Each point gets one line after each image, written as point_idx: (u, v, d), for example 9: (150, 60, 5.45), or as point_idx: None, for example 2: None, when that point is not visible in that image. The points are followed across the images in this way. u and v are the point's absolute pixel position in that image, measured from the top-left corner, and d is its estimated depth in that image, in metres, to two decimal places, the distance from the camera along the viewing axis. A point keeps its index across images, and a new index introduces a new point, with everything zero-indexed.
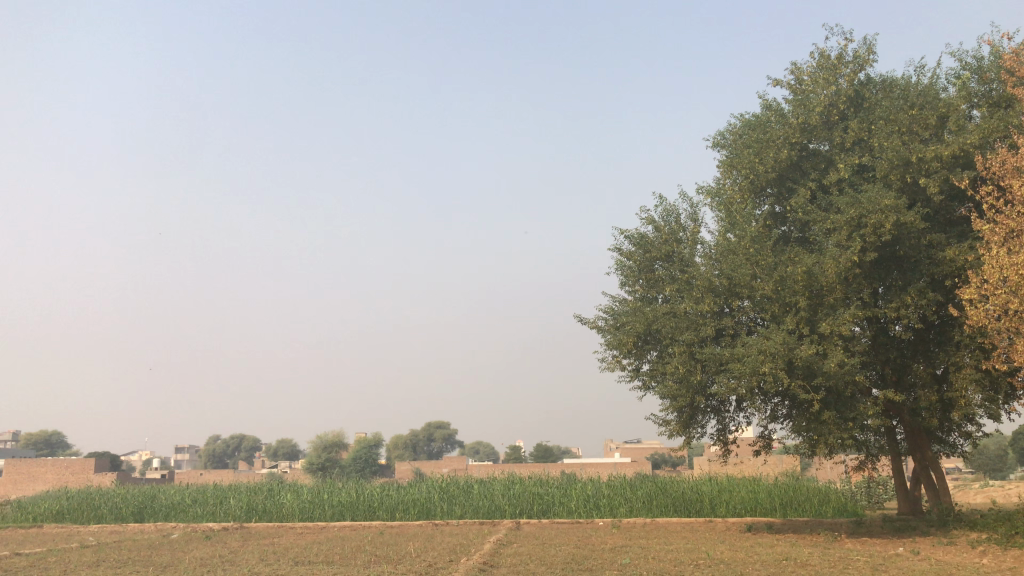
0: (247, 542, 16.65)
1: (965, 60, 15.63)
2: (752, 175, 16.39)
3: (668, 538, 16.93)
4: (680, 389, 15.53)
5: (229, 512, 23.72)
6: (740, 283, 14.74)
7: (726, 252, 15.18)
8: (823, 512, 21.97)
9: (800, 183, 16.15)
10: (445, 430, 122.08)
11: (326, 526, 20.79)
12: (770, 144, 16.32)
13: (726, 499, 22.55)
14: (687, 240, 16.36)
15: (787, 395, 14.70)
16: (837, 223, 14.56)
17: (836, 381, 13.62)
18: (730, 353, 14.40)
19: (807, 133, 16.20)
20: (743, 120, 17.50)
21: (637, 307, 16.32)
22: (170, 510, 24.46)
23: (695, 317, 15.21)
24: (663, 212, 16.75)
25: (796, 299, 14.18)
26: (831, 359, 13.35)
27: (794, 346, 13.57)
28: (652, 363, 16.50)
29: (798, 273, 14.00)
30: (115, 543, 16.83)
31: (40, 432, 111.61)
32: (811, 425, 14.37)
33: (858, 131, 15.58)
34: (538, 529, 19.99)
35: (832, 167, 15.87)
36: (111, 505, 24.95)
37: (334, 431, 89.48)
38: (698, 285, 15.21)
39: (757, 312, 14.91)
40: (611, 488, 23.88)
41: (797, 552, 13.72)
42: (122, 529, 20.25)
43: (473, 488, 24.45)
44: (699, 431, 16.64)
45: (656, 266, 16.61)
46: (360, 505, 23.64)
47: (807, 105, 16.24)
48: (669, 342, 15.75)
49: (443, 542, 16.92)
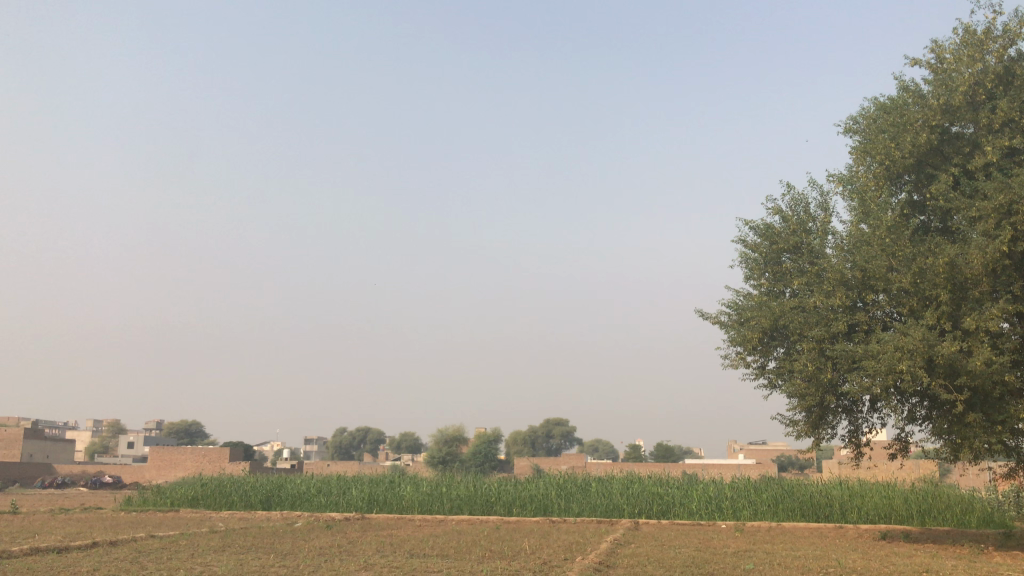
0: (366, 533, 16.93)
1: None
2: (888, 161, 15.39)
3: (795, 544, 16.13)
4: (809, 387, 14.75)
5: (351, 503, 24.28)
6: (875, 276, 13.85)
7: (859, 243, 14.30)
8: (966, 522, 20.53)
9: (942, 169, 15.05)
10: (564, 427, 122.00)
11: (443, 519, 20.96)
12: (909, 128, 15.29)
13: (858, 505, 21.42)
14: (816, 231, 15.54)
15: (927, 395, 13.70)
16: (984, 211, 13.47)
17: (982, 381, 12.57)
18: (864, 350, 13.54)
19: (951, 115, 15.07)
20: (878, 104, 16.49)
21: (763, 301, 15.63)
22: (296, 499, 25.25)
23: (826, 311, 14.40)
24: (791, 202, 15.96)
25: (937, 292, 13.20)
26: (977, 356, 12.34)
27: (935, 342, 12.61)
28: (779, 360, 15.76)
29: (940, 264, 13.02)
30: (243, 529, 17.43)
31: (182, 422, 118.28)
32: (954, 427, 13.33)
33: (1008, 111, 14.38)
34: (657, 529, 19.49)
35: (978, 151, 14.71)
36: (242, 492, 25.96)
37: (456, 427, 90.82)
38: (828, 278, 14.40)
39: (893, 306, 13.98)
40: (734, 490, 23.08)
41: (938, 564, 12.75)
42: (251, 516, 21.02)
43: (591, 486, 24.14)
44: (830, 433, 15.77)
45: (784, 258, 15.85)
46: (477, 500, 23.73)
47: (949, 85, 15.12)
48: (797, 338, 14.99)
49: (560, 540, 16.70)
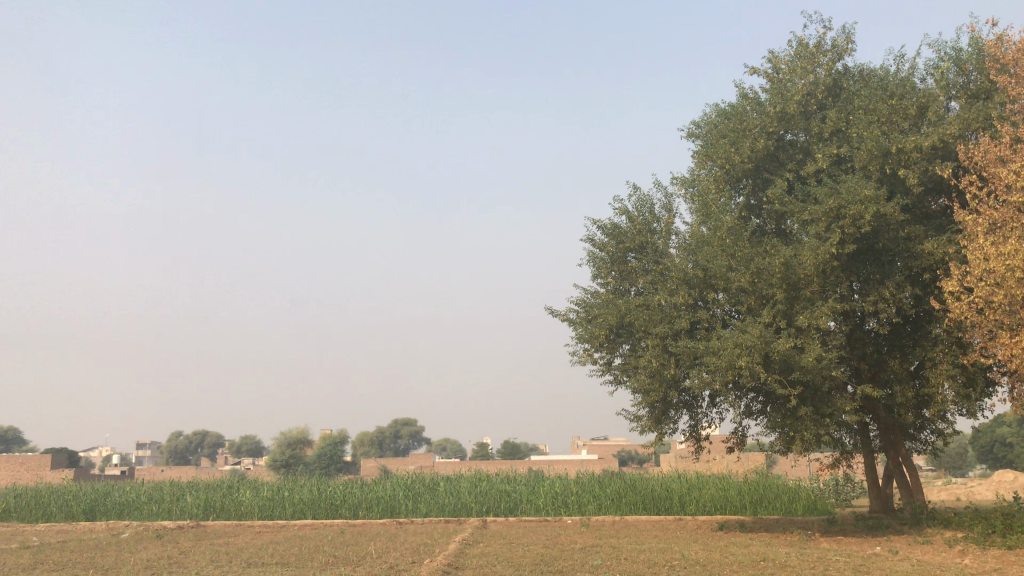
0: (200, 542, 15.95)
1: (943, 51, 15.31)
2: (728, 166, 15.98)
3: (639, 537, 16.44)
4: (653, 383, 15.08)
5: (185, 510, 22.92)
6: (716, 275, 14.31)
7: (701, 243, 14.72)
8: (793, 510, 21.74)
9: (777, 175, 15.77)
10: (412, 427, 121.21)
11: (285, 525, 20.13)
12: (747, 134, 15.94)
13: (696, 496, 22.19)
14: (661, 231, 15.91)
15: (762, 390, 14.29)
16: (815, 215, 14.19)
17: (813, 376, 13.21)
18: (705, 346, 13.95)
19: (785, 123, 15.81)
20: (718, 110, 17.12)
21: (610, 299, 15.85)
22: (124, 508, 23.60)
23: (670, 309, 14.75)
24: (636, 202, 16.24)
25: (773, 292, 13.78)
26: (809, 353, 12.95)
27: (771, 339, 13.15)
28: (624, 357, 16.04)
29: (776, 264, 13.60)
30: (60, 543, 16.01)
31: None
32: (787, 421, 13.95)
33: (836, 122, 15.22)
34: (505, 527, 19.44)
35: (810, 158, 15.52)
36: (62, 503, 24.00)
37: (300, 428, 88.31)
38: (672, 277, 14.76)
39: (732, 305, 14.50)
40: (579, 485, 23.43)
41: (774, 552, 13.26)
42: (71, 528, 19.44)
43: (440, 486, 23.86)
44: (671, 428, 16.19)
45: (629, 257, 16.14)
46: (322, 503, 22.95)
47: (784, 94, 15.86)
48: (642, 335, 15.28)
49: (407, 542, 16.32)
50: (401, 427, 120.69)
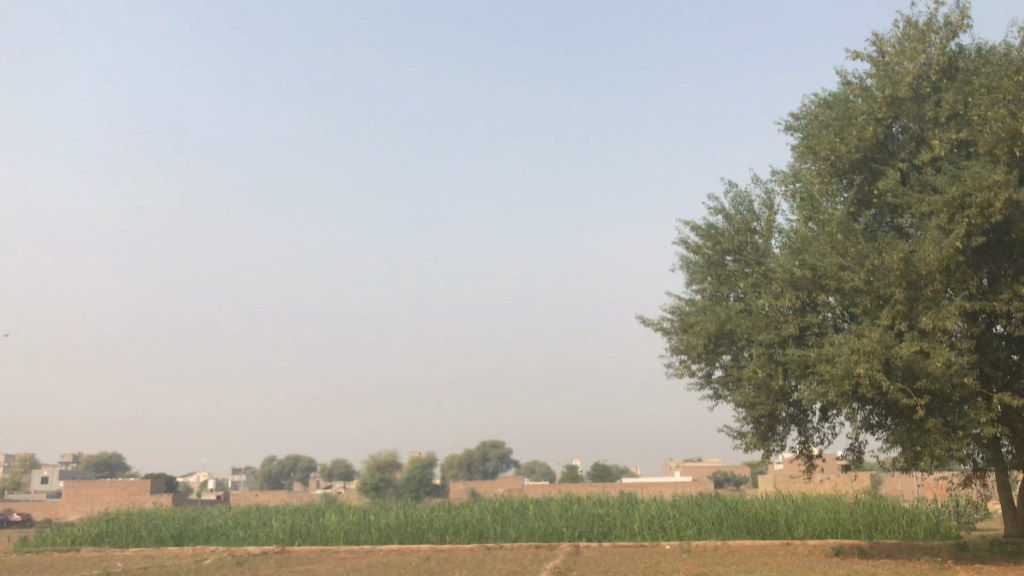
0: (279, 570, 15.32)
1: None
2: (833, 158, 14.70)
3: (748, 565, 15.09)
4: (758, 396, 13.85)
5: (272, 535, 22.57)
6: (826, 275, 13.01)
7: (807, 241, 13.47)
8: (913, 535, 20.05)
9: (888, 165, 14.39)
10: (500, 450, 120.48)
11: (371, 551, 19.54)
12: (853, 124, 14.64)
13: (804, 519, 20.64)
14: (761, 231, 14.68)
15: (883, 401, 12.92)
16: (936, 205, 12.81)
17: (943, 384, 11.79)
18: (817, 354, 12.68)
19: (894, 108, 14.46)
20: (818, 100, 15.87)
21: (708, 305, 14.69)
22: (211, 533, 23.40)
23: (776, 314, 13.49)
24: (733, 200, 15.07)
25: (891, 291, 12.43)
26: (937, 357, 11.57)
27: (893, 344, 11.81)
28: (725, 368, 14.86)
29: (894, 260, 12.28)
30: (141, 570, 15.65)
31: (101, 453, 113.58)
32: (912, 434, 12.52)
33: (954, 104, 13.79)
34: (599, 554, 18.30)
35: (924, 145, 14.12)
36: (152, 527, 23.96)
37: (388, 452, 88.50)
38: (777, 279, 13.53)
39: (845, 308, 13.15)
40: (676, 509, 22.07)
41: None
42: (157, 554, 19.19)
43: (529, 509, 22.87)
44: (779, 445, 14.89)
45: (728, 260, 14.98)
46: (408, 527, 22.25)
47: (892, 78, 14.53)
48: (745, 344, 14.07)
49: (495, 569, 15.36)
50: (489, 450, 120.15)
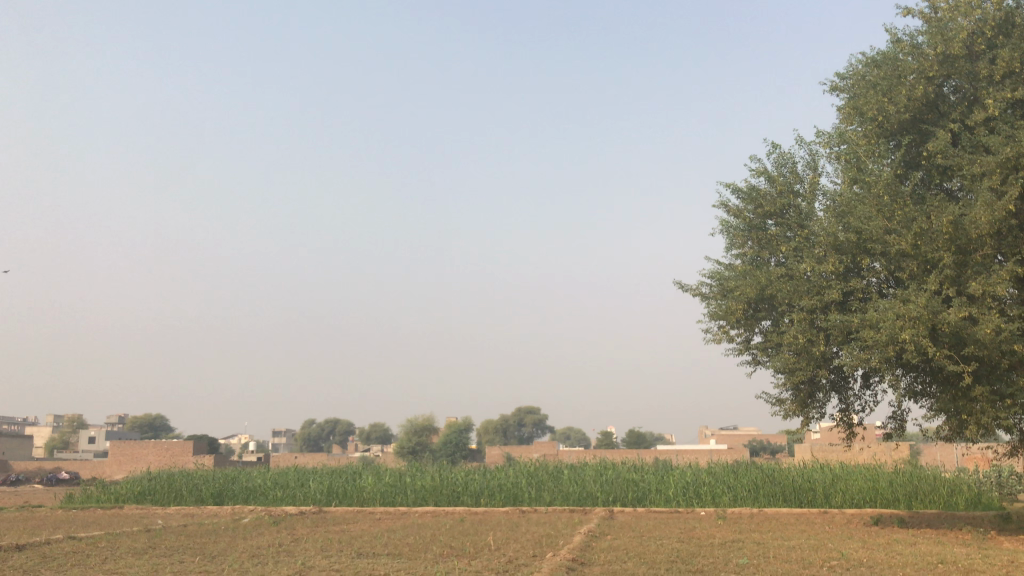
0: (315, 529, 15.48)
1: None
2: (880, 119, 14.24)
3: (785, 532, 14.91)
4: (799, 362, 13.58)
5: (309, 496, 22.87)
6: (872, 238, 12.64)
7: (852, 203, 13.10)
8: (955, 505, 19.73)
9: (938, 125, 13.91)
10: (536, 416, 120.96)
11: (406, 512, 19.71)
12: (902, 83, 14.16)
13: (842, 488, 20.39)
14: (804, 193, 14.32)
15: (928, 368, 12.59)
16: (988, 167, 12.37)
17: (991, 351, 11.44)
18: (860, 319, 12.36)
19: (947, 66, 13.96)
20: (867, 58, 15.37)
21: (748, 270, 14.40)
22: (250, 493, 23.77)
23: (818, 279, 13.17)
24: (776, 161, 14.69)
25: (940, 255, 12.05)
26: (986, 324, 11.21)
27: (940, 309, 11.46)
28: (765, 334, 14.59)
29: (943, 223, 11.88)
30: (180, 527, 15.90)
31: (146, 415, 116.12)
32: (958, 403, 12.19)
33: (1010, 61, 13.26)
34: (633, 519, 18.27)
35: (977, 105, 13.62)
36: (192, 486, 24.41)
37: (425, 416, 89.31)
38: (820, 243, 13.20)
39: (891, 272, 12.80)
40: (712, 475, 21.91)
41: (950, 552, 11.50)
42: (196, 512, 19.52)
43: (563, 474, 22.87)
44: (819, 413, 14.64)
45: (769, 223, 14.65)
46: (443, 490, 22.40)
47: (944, 36, 14.01)
48: (785, 309, 13.78)
49: (529, 532, 15.37)
50: (525, 416, 120.76)
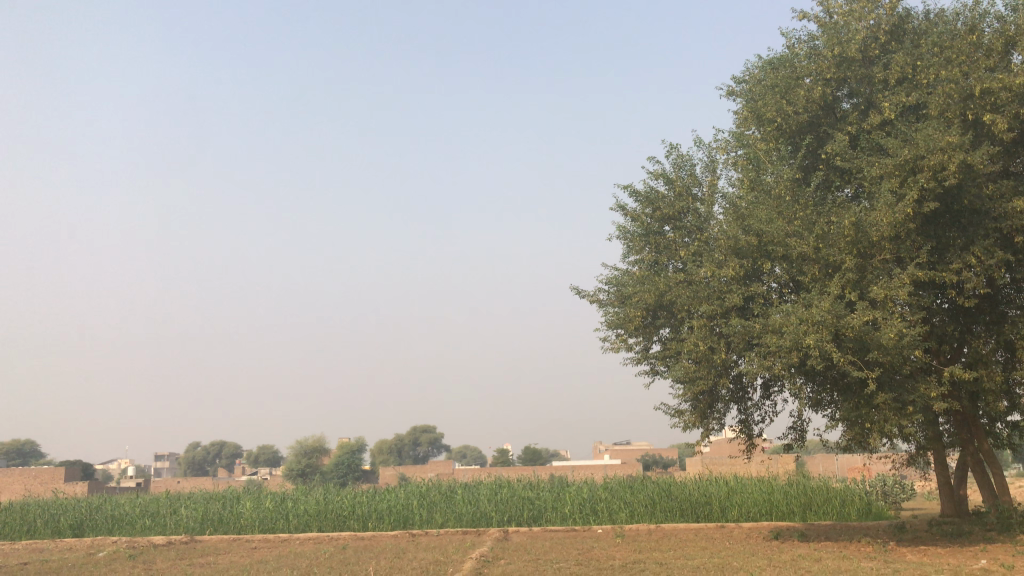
0: (177, 562, 13.95)
1: None
2: (778, 121, 13.93)
3: (686, 550, 14.28)
4: (699, 371, 13.02)
5: (180, 523, 21.06)
6: (772, 241, 12.19)
7: (754, 204, 12.64)
8: (847, 515, 19.74)
9: (835, 129, 13.67)
10: (432, 435, 119.24)
11: (286, 540, 18.26)
12: (799, 85, 13.88)
13: (738, 501, 20.02)
14: (703, 197, 13.86)
15: (828, 375, 12.22)
16: (887, 169, 12.14)
17: (893, 357, 11.09)
18: (762, 324, 11.87)
19: (843, 70, 13.80)
20: (764, 61, 15.13)
21: (646, 275, 13.80)
22: (114, 523, 21.73)
23: (719, 284, 12.64)
24: (675, 163, 14.18)
25: (842, 258, 11.70)
26: (889, 328, 10.86)
27: (843, 314, 11.06)
28: (664, 342, 14.02)
29: (845, 225, 11.54)
30: (19, 567, 14.10)
31: (13, 441, 108.66)
32: (860, 411, 11.81)
33: (904, 66, 13.18)
34: (529, 539, 17.41)
35: (872, 109, 13.49)
36: (48, 517, 22.17)
37: (316, 437, 86.40)
38: (720, 246, 12.69)
39: (791, 277, 12.37)
40: (608, 492, 21.25)
41: (858, 567, 11.00)
42: (45, 547, 17.56)
43: (457, 494, 21.80)
44: (718, 424, 14.14)
45: (668, 228, 14.12)
46: (328, 514, 21.01)
47: (840, 39, 13.88)
48: (685, 316, 13.22)
49: (417, 558, 14.26)
50: (421, 435, 118.93)
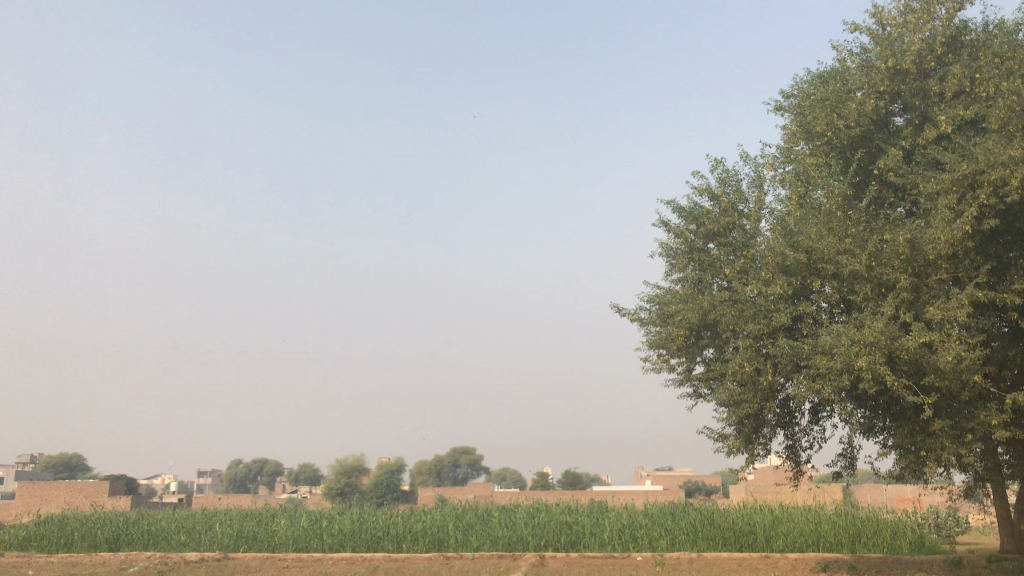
0: None
1: None
2: (828, 135, 13.47)
3: None
4: (744, 393, 12.52)
5: (215, 540, 20.91)
6: (822, 258, 11.68)
7: (802, 221, 12.17)
8: (899, 548, 18.94)
9: (888, 144, 13.15)
10: (471, 457, 118.89)
11: (319, 560, 17.99)
12: (851, 98, 13.41)
13: (784, 531, 19.31)
14: (749, 214, 13.42)
15: (882, 400, 11.63)
16: (944, 185, 11.59)
17: (951, 382, 10.50)
18: (811, 345, 11.36)
19: (896, 83, 13.31)
20: (814, 75, 14.70)
21: (690, 294, 13.36)
22: (150, 538, 21.67)
23: (765, 303, 12.16)
24: (720, 178, 13.78)
25: (896, 277, 11.16)
26: (947, 351, 10.28)
27: (898, 335, 10.51)
28: (707, 364, 13.54)
29: (899, 242, 11.01)
30: None
31: (61, 454, 110.60)
32: (917, 438, 11.20)
33: (962, 78, 12.65)
34: (565, 566, 16.90)
35: (928, 124, 12.96)
36: (86, 531, 22.20)
37: (356, 456, 86.52)
38: (767, 264, 12.22)
39: (842, 296, 11.85)
40: (649, 518, 20.66)
41: None
42: (80, 562, 17.49)
43: (493, 517, 21.36)
44: (763, 450, 13.58)
45: (712, 245, 13.69)
46: (362, 534, 20.71)
47: (893, 51, 13.41)
48: (730, 336, 12.74)
49: None
50: (461, 456, 118.68)
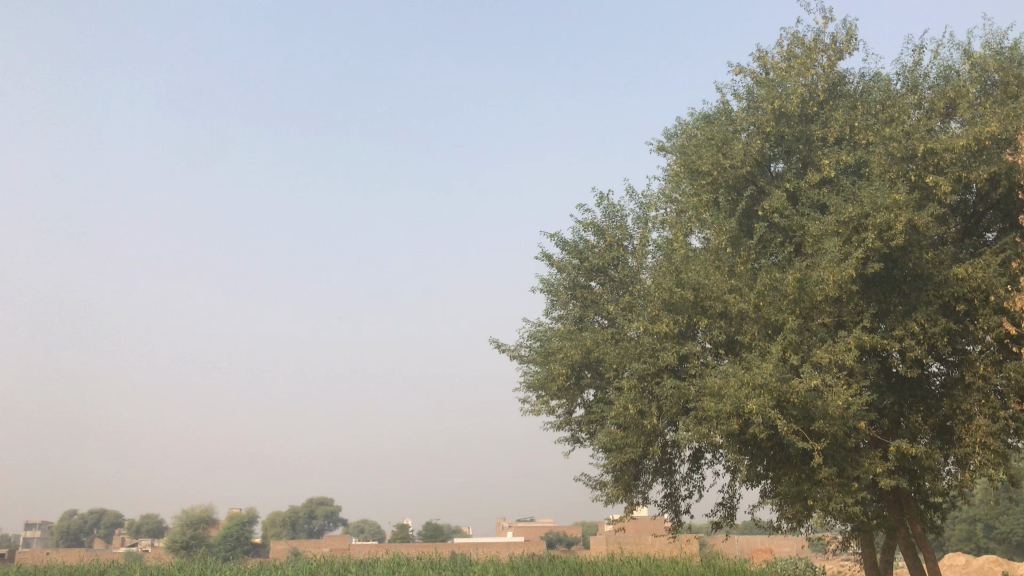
0: None
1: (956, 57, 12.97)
2: (714, 174, 13.22)
3: None
4: (626, 437, 11.86)
5: None
6: (710, 296, 11.22)
7: (689, 258, 11.72)
8: None
9: (772, 186, 13.01)
10: (329, 508, 114.54)
11: None
12: (736, 139, 13.25)
13: None
14: (634, 250, 12.97)
15: (767, 446, 11.20)
16: (830, 227, 11.40)
17: (838, 427, 10.14)
18: (698, 387, 10.82)
19: (780, 127, 13.23)
20: (698, 116, 14.55)
21: (571, 331, 12.71)
22: None
23: (650, 342, 11.59)
24: (605, 213, 13.32)
25: (784, 318, 10.81)
26: (836, 395, 9.92)
27: (788, 377, 10.07)
28: (588, 406, 12.88)
29: (788, 282, 10.67)
30: None
31: None
32: (803, 486, 10.76)
33: (843, 124, 12.67)
34: None
35: (810, 168, 12.93)
36: None
37: (204, 507, 81.39)
38: (653, 301, 11.67)
39: (728, 337, 11.42)
40: (515, 571, 19.68)
41: None
42: None
43: (350, 572, 19.80)
44: (642, 497, 12.96)
45: (595, 282, 13.18)
46: None
47: (778, 95, 13.32)
48: (612, 376, 12.09)
49: None
50: (317, 507, 114.14)
